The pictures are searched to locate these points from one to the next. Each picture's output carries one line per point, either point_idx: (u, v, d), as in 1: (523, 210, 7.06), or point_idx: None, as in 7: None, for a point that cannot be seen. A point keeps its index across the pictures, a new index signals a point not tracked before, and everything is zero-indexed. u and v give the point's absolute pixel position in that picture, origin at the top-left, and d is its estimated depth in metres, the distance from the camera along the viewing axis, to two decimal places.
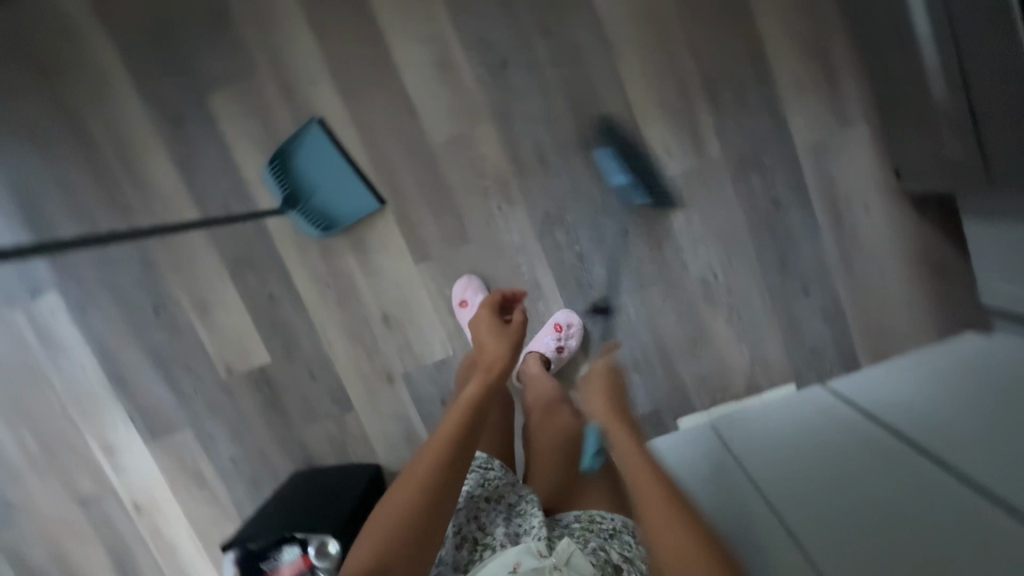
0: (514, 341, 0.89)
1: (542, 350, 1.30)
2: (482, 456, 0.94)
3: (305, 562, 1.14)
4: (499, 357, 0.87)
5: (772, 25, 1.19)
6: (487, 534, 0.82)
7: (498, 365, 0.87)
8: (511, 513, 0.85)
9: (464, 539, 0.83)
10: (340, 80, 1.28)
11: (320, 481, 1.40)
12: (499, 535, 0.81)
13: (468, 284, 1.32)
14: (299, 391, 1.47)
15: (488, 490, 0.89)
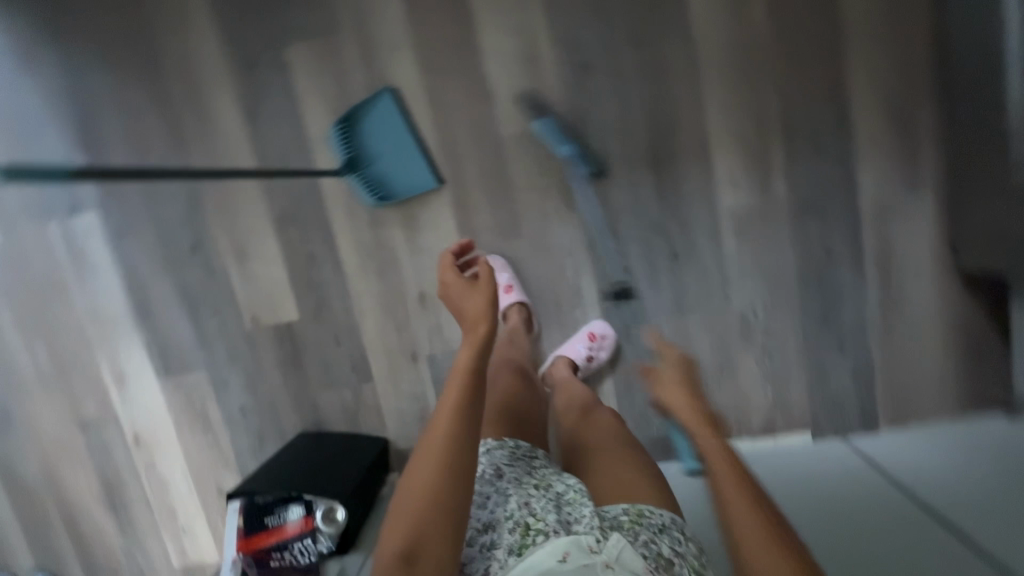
0: (487, 297, 0.88)
1: (572, 356, 1.30)
2: (524, 445, 0.96)
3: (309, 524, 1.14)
4: (479, 315, 0.87)
5: (863, 78, 1.18)
6: (538, 520, 0.79)
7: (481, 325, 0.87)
8: (559, 502, 0.82)
9: (516, 523, 0.80)
10: (423, 54, 1.28)
11: (328, 446, 1.41)
12: (551, 521, 0.78)
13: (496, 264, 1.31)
14: (322, 354, 1.47)
15: (536, 478, 0.88)
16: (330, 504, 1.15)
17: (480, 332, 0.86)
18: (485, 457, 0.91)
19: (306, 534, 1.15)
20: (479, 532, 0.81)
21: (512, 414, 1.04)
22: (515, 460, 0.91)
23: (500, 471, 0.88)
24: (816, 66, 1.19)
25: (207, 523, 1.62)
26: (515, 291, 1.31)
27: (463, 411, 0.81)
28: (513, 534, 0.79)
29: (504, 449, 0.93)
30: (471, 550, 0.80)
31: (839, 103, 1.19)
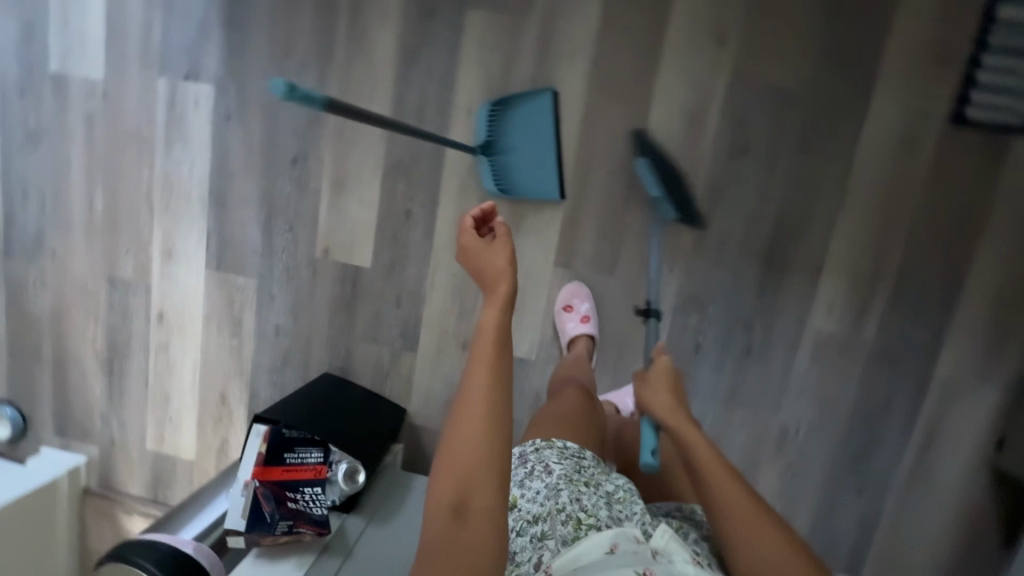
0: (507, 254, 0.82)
1: (617, 403, 1.33)
2: (573, 445, 0.89)
3: (325, 472, 1.13)
4: (500, 272, 0.80)
5: (986, 264, 1.22)
6: (591, 516, 0.76)
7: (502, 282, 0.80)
8: (610, 499, 0.80)
9: (568, 516, 0.76)
10: (596, 73, 1.27)
11: (350, 398, 1.40)
12: (603, 517, 0.76)
13: (577, 291, 1.33)
14: (376, 308, 1.46)
15: (585, 475, 0.83)
16: (354, 462, 1.16)
17: (502, 288, 0.79)
18: (535, 455, 0.86)
19: (317, 483, 1.11)
20: (530, 522, 0.77)
21: (578, 422, 0.97)
22: (564, 459, 0.85)
23: (549, 469, 0.83)
24: (951, 231, 1.21)
25: (195, 422, 1.60)
26: (590, 324, 1.32)
27: (496, 362, 0.75)
28: (566, 527, 0.74)
29: (553, 449, 0.87)
30: (522, 542, 0.76)
31: (955, 277, 1.23)
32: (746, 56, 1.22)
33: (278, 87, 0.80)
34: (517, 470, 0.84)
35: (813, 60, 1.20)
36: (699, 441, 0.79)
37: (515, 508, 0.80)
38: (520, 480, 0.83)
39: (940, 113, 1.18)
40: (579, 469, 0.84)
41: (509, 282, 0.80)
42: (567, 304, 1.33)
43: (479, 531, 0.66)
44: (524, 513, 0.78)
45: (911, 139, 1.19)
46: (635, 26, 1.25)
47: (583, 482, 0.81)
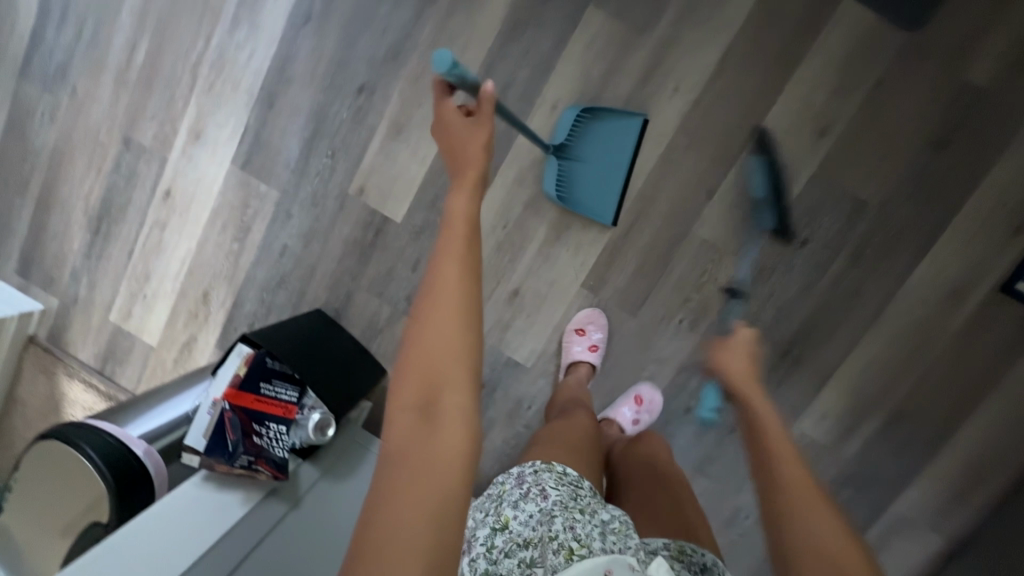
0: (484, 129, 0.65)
1: (620, 420, 1.29)
2: (572, 473, 0.84)
3: (294, 413, 1.09)
4: (473, 151, 0.64)
5: (980, 421, 1.23)
6: (584, 546, 0.71)
7: (476, 162, 0.63)
8: (606, 530, 0.75)
9: (560, 545, 0.71)
10: (691, 116, 1.24)
11: (338, 340, 1.36)
12: (597, 548, 0.71)
13: (594, 318, 1.32)
14: (391, 263, 1.42)
15: (581, 504, 0.78)
16: (326, 414, 1.13)
17: (475, 170, 0.63)
18: (533, 477, 0.81)
19: (285, 423, 1.08)
20: (519, 546, 0.74)
21: (580, 448, 0.94)
22: (561, 485, 0.80)
23: (546, 493, 0.78)
24: (962, 385, 1.23)
25: (168, 309, 1.53)
26: (596, 354, 1.30)
27: (471, 246, 0.58)
28: (557, 556, 0.69)
29: (552, 472, 0.82)
30: (508, 565, 0.72)
31: (947, 425, 1.25)
32: (840, 154, 1.21)
33: (439, 62, 0.73)
34: (511, 490, 0.80)
35: (900, 180, 1.20)
36: (769, 416, 0.67)
37: (505, 529, 0.76)
38: (513, 501, 0.79)
39: (992, 275, 1.19)
40: (575, 498, 0.79)
41: (481, 158, 0.64)
42: (581, 328, 1.31)
43: (448, 441, 0.51)
44: (513, 535, 0.75)
45: (959, 288, 1.21)
46: (746, 86, 1.22)
47: (579, 510, 0.76)
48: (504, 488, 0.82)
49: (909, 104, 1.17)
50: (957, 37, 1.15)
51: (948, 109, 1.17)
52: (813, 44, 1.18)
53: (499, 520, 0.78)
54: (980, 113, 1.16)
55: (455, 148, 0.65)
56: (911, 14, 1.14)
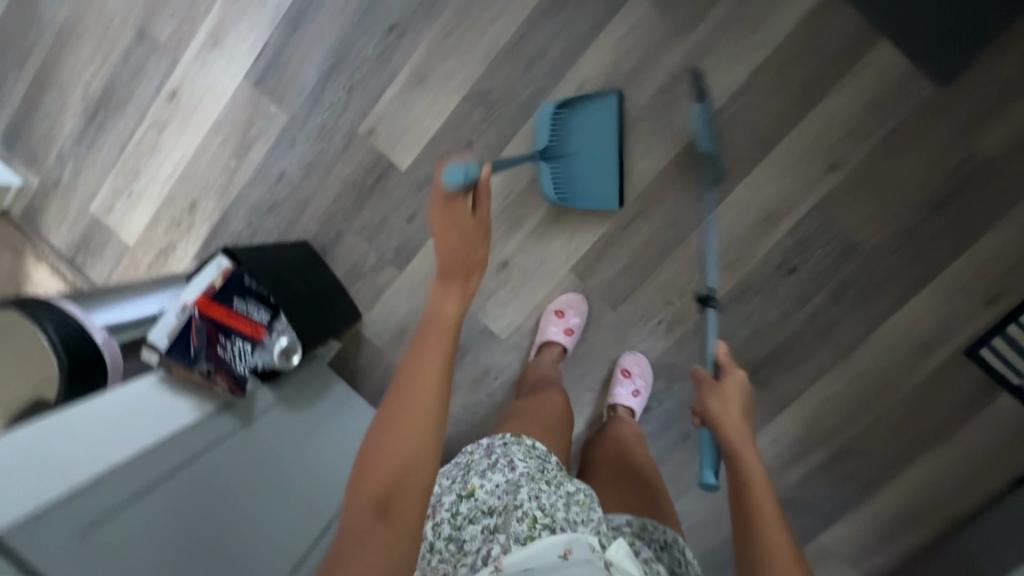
0: (485, 239, 0.75)
1: (623, 402, 1.28)
2: (539, 446, 0.90)
3: (260, 334, 1.08)
4: (471, 258, 0.74)
5: (917, 472, 1.29)
6: (546, 515, 0.75)
7: (471, 271, 0.74)
8: (568, 500, 0.80)
9: (524, 513, 0.75)
10: (710, 126, 1.26)
11: (320, 275, 1.35)
12: (559, 518, 0.75)
13: (575, 303, 1.33)
14: (387, 211, 1.41)
15: (546, 476, 0.83)
16: (293, 342, 1.12)
17: (469, 278, 0.74)
18: (502, 449, 0.86)
19: (250, 342, 1.07)
20: (484, 513, 0.79)
21: (546, 427, 0.99)
22: (530, 458, 0.85)
23: (513, 465, 0.83)
24: (907, 437, 1.28)
25: (152, 211, 1.50)
26: (571, 338, 1.32)
27: (449, 349, 0.68)
28: (520, 524, 0.74)
29: (520, 444, 0.88)
30: (472, 530, 0.78)
31: (886, 471, 1.30)
32: (843, 193, 1.23)
33: (449, 178, 0.75)
34: (480, 460, 0.86)
35: (894, 232, 1.23)
36: (759, 479, 0.74)
37: (471, 496, 0.82)
38: (481, 470, 0.84)
39: (958, 338, 1.24)
40: (541, 470, 0.84)
41: (476, 264, 0.74)
42: (560, 311, 1.32)
43: (403, 525, 0.59)
44: (479, 503, 0.81)
45: (924, 345, 1.25)
46: (770, 108, 1.23)
47: (543, 482, 0.81)
48: (474, 458, 0.88)
49: (919, 160, 1.20)
50: (982, 102, 1.16)
51: (955, 171, 1.19)
52: (842, 80, 1.20)
53: (467, 487, 0.83)
54: (984, 181, 1.19)
55: (456, 257, 0.73)
56: (944, 70, 1.15)
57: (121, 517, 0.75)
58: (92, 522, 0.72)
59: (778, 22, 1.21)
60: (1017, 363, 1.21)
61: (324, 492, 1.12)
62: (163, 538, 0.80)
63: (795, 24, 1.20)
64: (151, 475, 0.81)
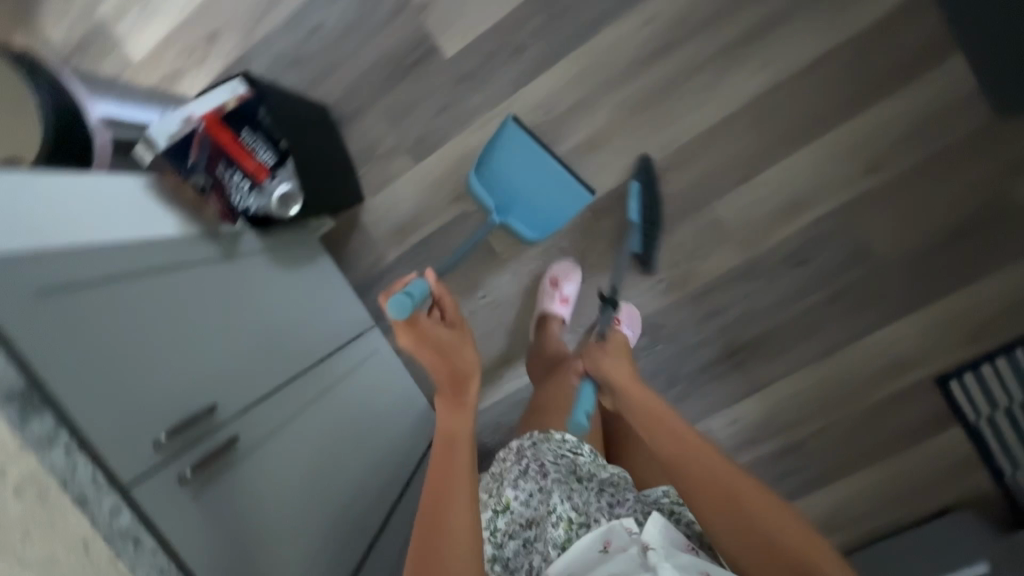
0: (467, 338, 0.82)
1: None
2: (573, 439, 0.92)
3: (259, 173, 1.00)
4: (466, 366, 0.79)
5: (859, 482, 1.33)
6: (583, 513, 0.81)
7: (467, 376, 0.77)
8: (602, 493, 0.85)
9: (561, 517, 0.80)
10: (765, 97, 1.23)
11: (332, 143, 1.28)
12: (591, 512, 0.81)
13: (568, 270, 1.30)
14: (417, 98, 1.33)
15: (577, 473, 0.88)
16: (294, 191, 1.06)
17: (470, 383, 0.77)
18: (531, 451, 0.89)
19: (251, 181, 1.00)
20: (522, 526, 0.83)
21: (566, 408, 1.06)
22: (560, 459, 0.88)
23: (544, 468, 0.86)
24: (860, 447, 1.32)
25: (165, 32, 1.38)
26: (567, 307, 1.30)
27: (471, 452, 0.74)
28: (558, 529, 0.79)
29: (550, 444, 0.90)
30: (512, 545, 0.82)
31: (831, 474, 1.34)
32: (872, 199, 1.23)
33: (400, 312, 0.78)
34: (512, 467, 0.88)
35: (908, 248, 1.24)
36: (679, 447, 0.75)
37: (507, 510, 0.84)
38: (513, 480, 0.86)
39: (932, 366, 1.28)
40: (572, 467, 0.89)
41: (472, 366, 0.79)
42: (555, 280, 1.30)
43: None
44: (517, 516, 0.84)
45: (900, 365, 1.28)
46: (829, 95, 1.21)
47: (575, 481, 0.86)
48: (504, 467, 0.90)
49: (954, 187, 1.21)
50: None
51: (983, 207, 1.20)
52: (907, 85, 1.18)
53: (502, 501, 0.85)
54: (1006, 224, 1.20)
55: (448, 370, 0.77)
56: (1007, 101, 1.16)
57: (78, 294, 0.67)
58: (48, 287, 0.64)
59: (862, 9, 1.18)
60: (978, 403, 1.26)
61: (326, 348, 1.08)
62: (153, 338, 0.74)
63: (878, 15, 1.18)
64: (111, 266, 0.74)
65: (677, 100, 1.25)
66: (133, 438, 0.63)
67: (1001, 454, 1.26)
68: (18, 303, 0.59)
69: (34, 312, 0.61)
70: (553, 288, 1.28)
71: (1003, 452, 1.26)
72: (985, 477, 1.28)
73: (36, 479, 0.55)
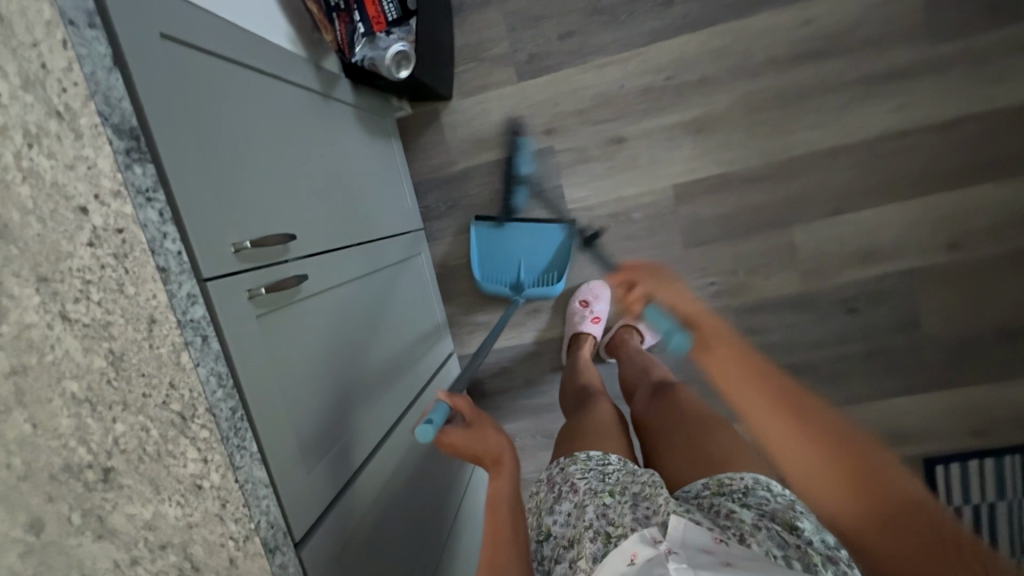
0: (487, 421, 0.72)
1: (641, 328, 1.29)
2: (597, 453, 0.84)
3: (380, 26, 0.92)
4: (495, 450, 0.70)
5: None
6: (618, 524, 0.69)
7: (498, 462, 0.69)
8: (637, 500, 0.72)
9: (597, 532, 0.70)
10: (883, 141, 1.21)
11: (446, 26, 1.19)
12: (625, 518, 0.69)
13: (598, 290, 1.32)
14: (544, 13, 1.25)
15: (609, 484, 0.77)
16: (410, 53, 0.96)
17: (505, 460, 0.70)
18: (562, 475, 0.83)
19: (366, 29, 0.92)
20: (565, 547, 0.74)
21: (598, 428, 0.93)
22: (589, 473, 0.80)
23: (576, 487, 0.79)
24: None
25: None
26: (599, 327, 1.30)
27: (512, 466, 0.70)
28: (595, 542, 0.69)
29: (576, 463, 0.83)
30: (558, 568, 0.73)
31: None
32: (943, 272, 1.24)
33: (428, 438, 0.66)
34: (547, 497, 0.83)
35: (954, 330, 1.26)
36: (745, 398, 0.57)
37: (550, 536, 0.78)
38: (551, 507, 0.81)
39: (929, 445, 1.31)
40: (603, 476, 0.79)
41: (500, 441, 0.71)
42: (584, 302, 1.31)
43: None
44: (559, 539, 0.76)
45: (900, 434, 1.31)
46: (943, 158, 1.20)
47: (607, 492, 0.75)
48: (541, 497, 0.85)
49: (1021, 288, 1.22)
50: None
51: None
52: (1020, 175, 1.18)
53: (544, 529, 0.80)
54: None
55: (474, 452, 0.70)
56: None
57: (187, 61, 0.59)
58: (166, 35, 0.56)
59: (1008, 85, 1.16)
60: (953, 491, 1.29)
61: (375, 221, 1.01)
62: (240, 146, 0.65)
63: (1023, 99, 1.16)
64: (223, 48, 0.66)
65: (798, 112, 1.22)
66: (214, 230, 0.57)
67: None
68: (140, 33, 0.52)
69: (151, 52, 0.53)
70: (581, 309, 1.30)
71: None
72: None
73: (120, 229, 0.48)
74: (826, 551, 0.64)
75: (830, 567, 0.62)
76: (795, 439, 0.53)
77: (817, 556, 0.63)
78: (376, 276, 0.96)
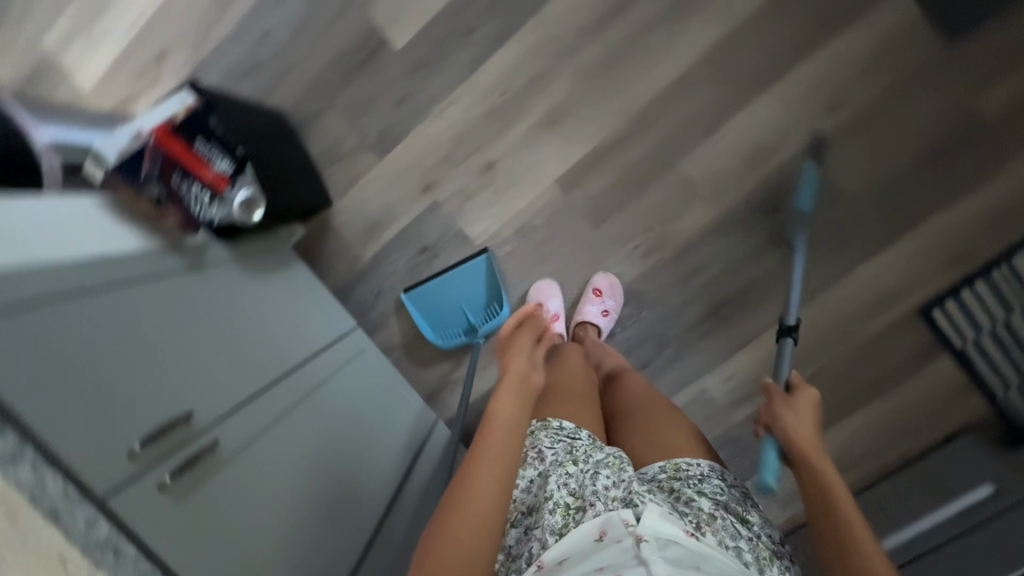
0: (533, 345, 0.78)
1: (592, 319, 1.29)
2: (569, 424, 0.81)
3: (221, 183, 0.99)
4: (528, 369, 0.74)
5: (853, 425, 1.30)
6: (581, 498, 0.67)
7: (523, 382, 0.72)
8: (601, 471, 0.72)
9: (558, 502, 0.67)
10: (719, 49, 1.23)
11: (294, 147, 1.28)
12: (593, 492, 0.68)
13: (546, 290, 1.32)
14: (372, 94, 1.33)
15: (574, 455, 0.74)
16: (255, 196, 1.04)
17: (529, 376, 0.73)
18: (529, 437, 0.79)
19: (211, 193, 0.97)
20: (523, 514, 0.71)
21: (573, 390, 0.92)
22: (556, 443, 0.77)
23: (540, 455, 0.75)
24: (857, 386, 1.29)
25: (116, 55, 1.41)
26: (559, 323, 1.30)
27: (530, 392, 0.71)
28: (554, 515, 0.66)
29: (546, 430, 0.79)
30: (514, 533, 0.70)
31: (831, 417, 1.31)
32: (840, 135, 1.22)
33: None
34: None
35: (881, 180, 1.23)
36: (826, 484, 0.67)
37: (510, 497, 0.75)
38: None
39: (918, 296, 1.25)
40: (569, 448, 0.76)
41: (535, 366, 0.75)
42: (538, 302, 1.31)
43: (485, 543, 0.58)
44: (517, 505, 0.73)
45: (884, 299, 1.26)
46: (778, 36, 1.21)
47: (572, 461, 0.72)
48: None
49: (925, 112, 1.19)
50: (994, 62, 1.15)
51: (954, 129, 1.18)
52: (858, 17, 1.18)
53: None
54: (981, 138, 1.18)
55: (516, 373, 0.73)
56: (961, 20, 1.15)
57: (57, 313, 0.65)
58: (26, 302, 0.61)
59: None
60: (963, 328, 1.22)
61: (291, 338, 1.06)
62: (121, 353, 0.71)
63: None
64: (98, 281, 0.72)
65: (629, 64, 1.25)
66: (109, 446, 0.63)
67: (989, 373, 1.21)
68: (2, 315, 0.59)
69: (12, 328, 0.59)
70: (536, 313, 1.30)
71: (995, 377, 1.21)
72: (982, 402, 1.24)
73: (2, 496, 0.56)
74: (772, 546, 0.69)
75: (775, 563, 0.66)
76: (851, 523, 0.62)
77: (765, 552, 0.66)
78: (319, 399, 1.01)
